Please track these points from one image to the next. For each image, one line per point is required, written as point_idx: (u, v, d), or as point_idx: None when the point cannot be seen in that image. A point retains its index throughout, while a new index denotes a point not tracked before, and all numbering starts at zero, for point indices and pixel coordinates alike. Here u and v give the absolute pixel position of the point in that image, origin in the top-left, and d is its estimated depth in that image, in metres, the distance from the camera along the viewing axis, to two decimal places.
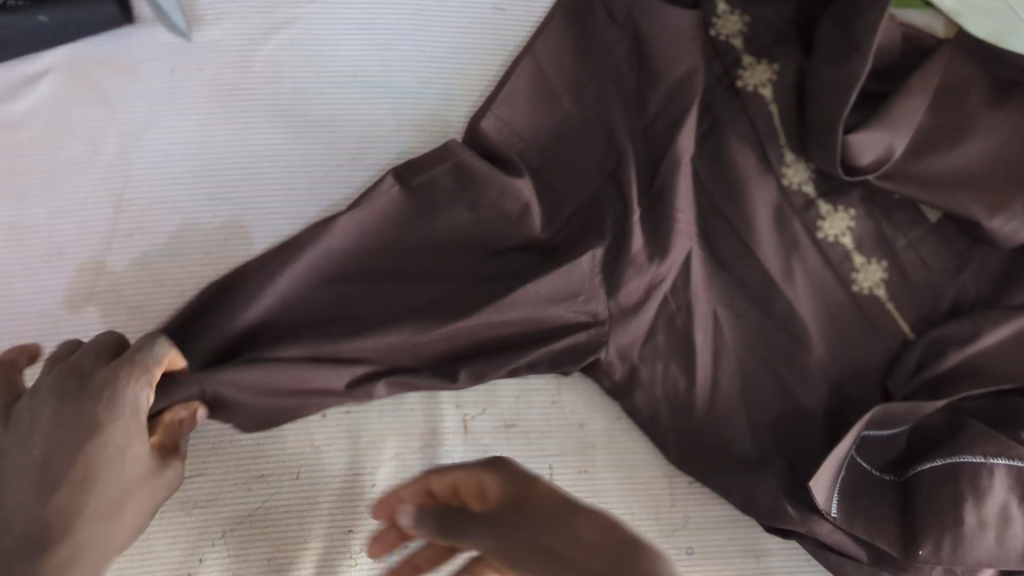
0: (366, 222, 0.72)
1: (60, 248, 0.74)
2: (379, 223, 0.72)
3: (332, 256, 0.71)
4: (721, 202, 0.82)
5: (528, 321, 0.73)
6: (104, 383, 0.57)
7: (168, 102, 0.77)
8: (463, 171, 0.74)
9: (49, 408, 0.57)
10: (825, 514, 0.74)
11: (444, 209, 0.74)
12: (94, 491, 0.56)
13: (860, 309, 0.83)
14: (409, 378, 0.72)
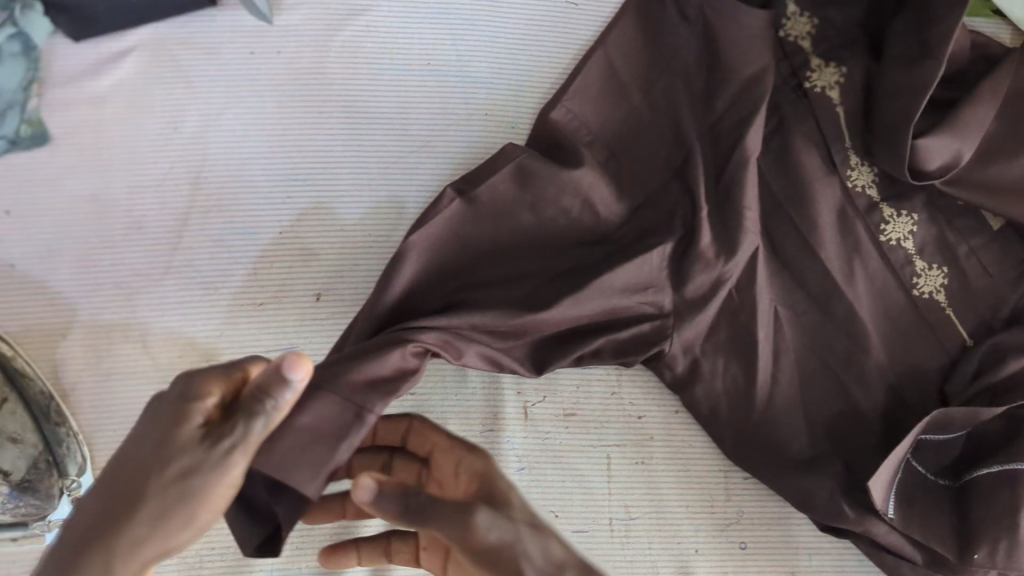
0: (439, 233, 0.74)
1: (140, 222, 0.77)
2: (451, 234, 0.74)
3: (410, 275, 0.73)
4: (782, 202, 0.83)
5: (602, 312, 0.76)
6: (188, 381, 0.53)
7: (247, 83, 0.79)
8: (524, 171, 0.77)
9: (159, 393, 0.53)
10: (882, 514, 0.75)
11: (513, 205, 0.77)
12: (156, 481, 0.51)
13: (920, 314, 0.84)
14: (495, 354, 0.74)
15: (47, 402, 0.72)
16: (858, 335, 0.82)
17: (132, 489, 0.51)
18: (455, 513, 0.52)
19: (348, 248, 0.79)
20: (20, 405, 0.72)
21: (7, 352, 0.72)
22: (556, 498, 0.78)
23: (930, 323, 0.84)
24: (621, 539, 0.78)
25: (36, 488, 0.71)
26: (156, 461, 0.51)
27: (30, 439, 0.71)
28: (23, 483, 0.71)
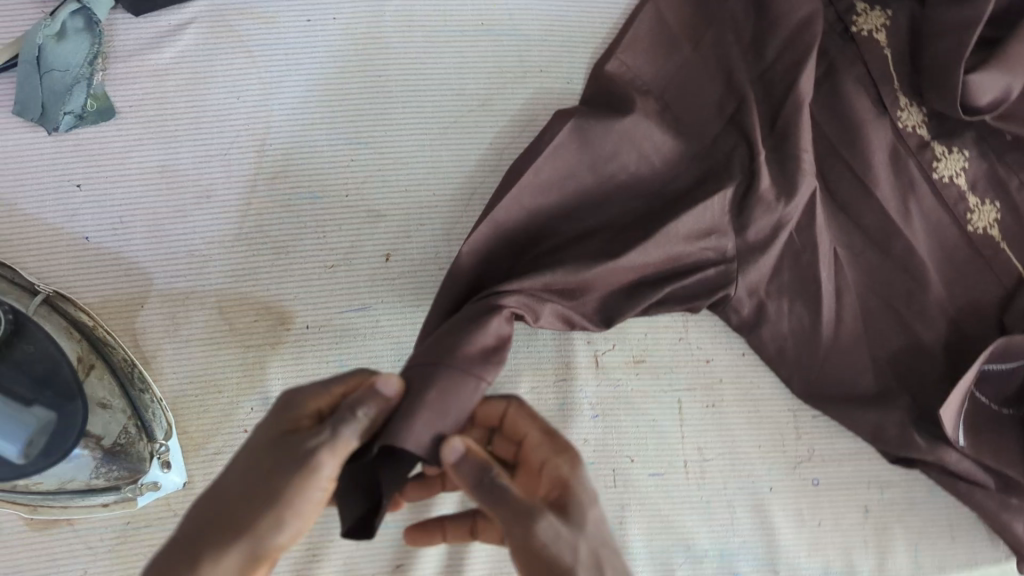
0: (502, 212, 0.74)
1: (210, 191, 0.78)
2: (515, 210, 0.74)
3: (476, 252, 0.73)
4: (836, 145, 0.84)
5: (669, 259, 0.76)
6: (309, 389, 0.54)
7: (306, 51, 0.80)
8: (583, 133, 0.76)
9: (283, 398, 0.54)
10: (955, 444, 0.77)
11: (573, 164, 0.76)
12: (271, 472, 0.50)
13: (975, 248, 0.85)
14: (570, 313, 0.76)
15: (131, 368, 0.73)
16: (918, 272, 0.82)
17: (227, 495, 0.51)
18: (524, 512, 0.50)
19: (414, 208, 0.79)
20: (105, 372, 0.72)
21: (88, 323, 0.72)
22: (632, 444, 0.79)
23: (984, 255, 0.85)
24: (698, 481, 0.80)
25: (127, 453, 0.72)
26: (251, 466, 0.51)
27: (117, 405, 0.72)
28: (114, 450, 0.72)
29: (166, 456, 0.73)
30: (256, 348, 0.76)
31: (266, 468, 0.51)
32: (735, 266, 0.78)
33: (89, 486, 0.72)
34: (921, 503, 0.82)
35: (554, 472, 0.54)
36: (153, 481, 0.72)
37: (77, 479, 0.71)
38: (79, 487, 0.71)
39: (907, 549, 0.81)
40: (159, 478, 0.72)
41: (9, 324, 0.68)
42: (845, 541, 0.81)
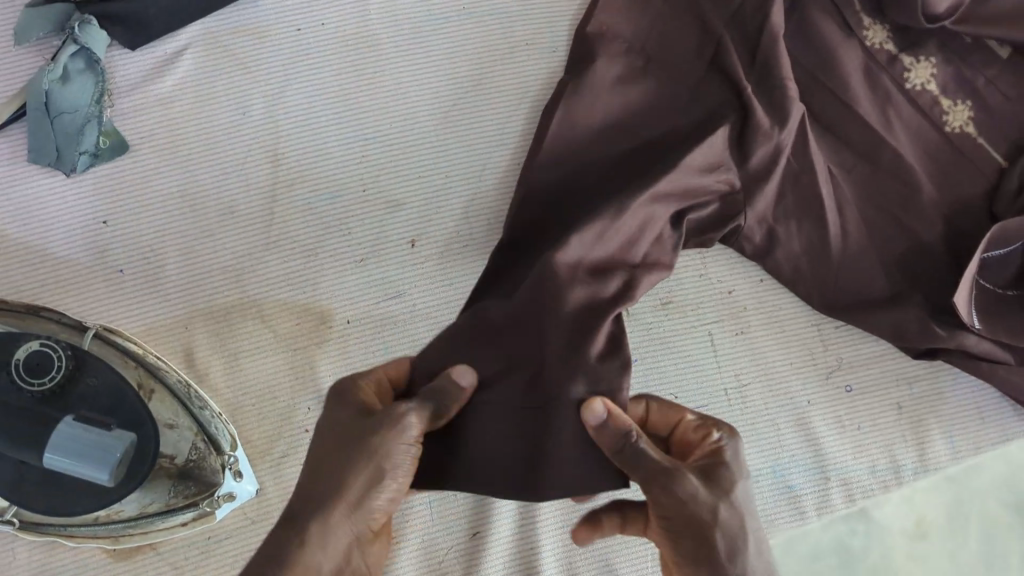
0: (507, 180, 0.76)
1: (232, 206, 0.80)
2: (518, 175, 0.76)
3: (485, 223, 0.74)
4: (814, 72, 0.89)
5: (682, 195, 0.76)
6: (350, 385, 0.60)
7: (302, 59, 0.83)
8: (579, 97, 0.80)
9: (329, 404, 0.59)
10: (971, 327, 0.81)
11: (567, 132, 0.78)
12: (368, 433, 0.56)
13: (956, 146, 0.90)
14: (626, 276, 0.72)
15: (190, 388, 0.73)
16: (910, 178, 0.86)
17: (319, 486, 0.56)
18: (669, 468, 0.55)
19: (431, 191, 0.82)
20: (166, 395, 0.73)
21: (138, 350, 0.73)
22: (673, 381, 0.83)
23: (963, 151, 0.90)
24: (740, 404, 0.84)
25: (201, 469, 0.73)
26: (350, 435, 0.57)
27: (184, 424, 0.73)
28: (186, 469, 0.73)
29: (236, 467, 0.73)
30: (303, 349, 0.79)
31: (354, 450, 0.56)
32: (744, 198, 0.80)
33: (169, 506, 0.72)
34: (949, 391, 0.86)
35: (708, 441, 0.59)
36: (229, 491, 0.73)
37: (156, 500, 0.72)
38: (158, 508, 0.72)
39: (943, 436, 0.86)
40: (233, 488, 0.73)
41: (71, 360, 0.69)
42: (886, 438, 0.85)
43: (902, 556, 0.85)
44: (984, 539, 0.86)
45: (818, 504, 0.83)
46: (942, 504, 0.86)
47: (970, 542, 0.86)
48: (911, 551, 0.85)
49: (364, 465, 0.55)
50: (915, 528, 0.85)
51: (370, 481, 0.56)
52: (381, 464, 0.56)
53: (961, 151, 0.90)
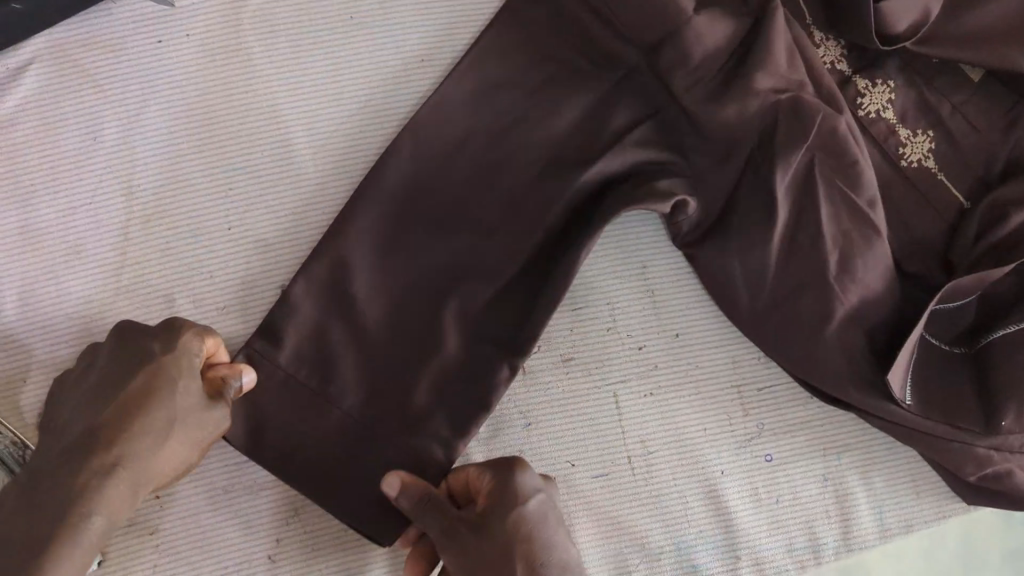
0: (366, 234, 0.74)
1: (80, 247, 0.72)
2: (381, 240, 0.74)
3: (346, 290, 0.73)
4: (734, 203, 0.75)
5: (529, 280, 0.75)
6: (158, 334, 0.61)
7: (161, 76, 0.74)
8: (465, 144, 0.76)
9: (119, 353, 0.61)
10: (901, 402, 0.71)
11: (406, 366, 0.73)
12: (147, 412, 0.57)
13: (909, 183, 0.80)
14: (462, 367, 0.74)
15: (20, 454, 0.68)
16: (750, 248, 0.74)
17: (42, 538, 0.51)
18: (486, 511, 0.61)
19: (302, 231, 0.74)
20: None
21: None
22: (570, 447, 0.75)
23: (873, 210, 0.73)
24: (646, 476, 0.75)
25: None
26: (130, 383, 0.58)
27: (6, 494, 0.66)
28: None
29: None
30: None
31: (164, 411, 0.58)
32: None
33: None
34: (880, 461, 0.78)
35: (493, 488, 0.63)
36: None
37: None
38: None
39: (871, 511, 0.77)
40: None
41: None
42: (806, 514, 0.76)
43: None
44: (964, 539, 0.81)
45: None
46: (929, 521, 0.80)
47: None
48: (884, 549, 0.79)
49: (168, 445, 0.57)
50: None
51: (195, 432, 0.59)
52: (165, 422, 0.57)
53: (862, 208, 0.73)
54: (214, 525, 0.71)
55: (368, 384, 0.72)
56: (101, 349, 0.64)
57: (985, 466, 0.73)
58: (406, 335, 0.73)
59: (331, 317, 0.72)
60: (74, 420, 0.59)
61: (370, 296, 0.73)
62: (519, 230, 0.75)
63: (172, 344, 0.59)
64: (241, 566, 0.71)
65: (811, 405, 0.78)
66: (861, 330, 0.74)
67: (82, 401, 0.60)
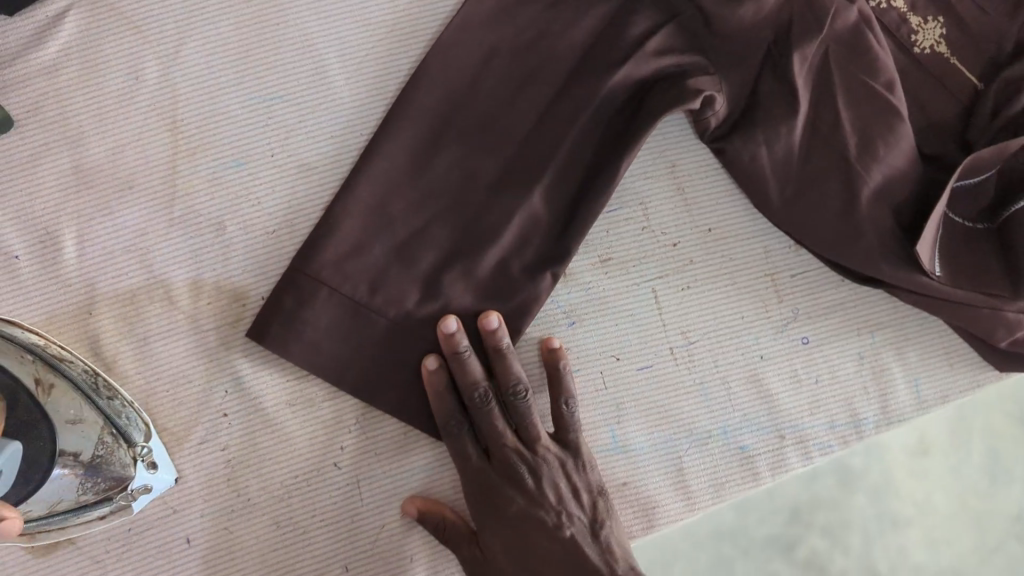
0: (401, 156, 0.76)
1: (131, 182, 0.75)
2: (415, 160, 0.76)
3: (386, 208, 0.76)
4: (756, 100, 0.78)
5: (567, 186, 0.78)
6: None
7: (194, 14, 0.77)
8: (492, 62, 0.78)
9: None
10: (931, 274, 0.75)
11: (453, 275, 0.75)
12: None
13: (923, 69, 0.83)
14: (507, 271, 0.77)
15: (95, 382, 0.71)
16: (774, 140, 0.77)
17: None
18: None
19: (345, 152, 0.78)
20: (65, 390, 0.71)
21: (39, 342, 0.70)
22: (615, 342, 0.78)
23: (892, 91, 0.76)
24: (688, 365, 0.79)
25: (107, 465, 0.72)
26: None
27: (88, 420, 0.71)
28: (96, 459, 0.72)
29: (150, 458, 0.72)
30: (218, 334, 0.74)
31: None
32: (576, 534, 0.71)
33: (77, 504, 0.71)
34: (913, 338, 0.81)
35: None
36: (143, 484, 0.72)
37: (65, 498, 0.71)
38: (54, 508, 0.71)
39: (907, 385, 0.81)
40: (148, 480, 0.72)
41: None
42: (844, 392, 0.80)
43: (904, 471, 1.02)
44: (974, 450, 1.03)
45: (773, 464, 0.78)
46: (945, 426, 1.03)
47: (975, 456, 1.03)
48: (912, 464, 1.02)
49: None
50: (921, 447, 1.02)
51: None
52: None
53: (881, 93, 0.76)
54: (281, 435, 0.74)
55: (419, 292, 0.75)
56: None
57: (1016, 330, 0.77)
58: (449, 246, 0.76)
59: (380, 237, 0.75)
60: None
61: (410, 212, 0.76)
62: (550, 139, 0.77)
63: None
64: (306, 470, 0.75)
65: (844, 287, 0.81)
66: (888, 208, 0.77)
67: None
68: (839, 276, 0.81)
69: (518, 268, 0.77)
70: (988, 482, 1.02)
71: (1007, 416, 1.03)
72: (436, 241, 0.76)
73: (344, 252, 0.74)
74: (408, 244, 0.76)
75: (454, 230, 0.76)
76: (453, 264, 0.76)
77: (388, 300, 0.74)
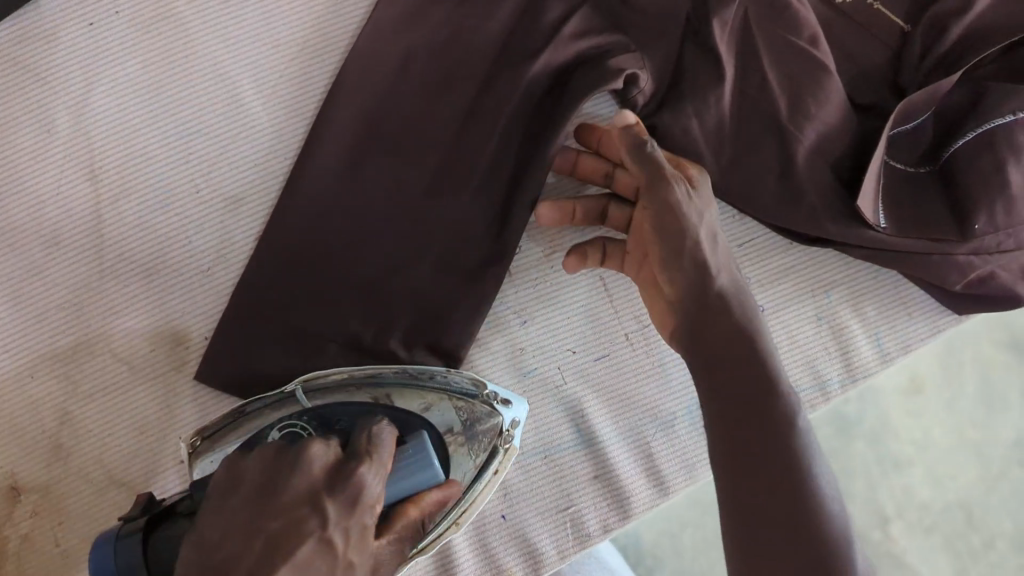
0: (328, 177, 0.75)
1: (56, 237, 0.73)
2: (343, 179, 0.75)
3: (320, 231, 0.75)
4: (682, 72, 0.76)
5: (502, 183, 0.76)
6: (269, 475, 0.51)
7: (101, 57, 0.75)
8: (407, 69, 0.76)
9: (257, 483, 0.51)
10: (875, 227, 0.74)
11: (396, 288, 0.75)
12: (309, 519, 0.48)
13: (847, 19, 0.81)
14: (450, 278, 0.75)
15: (412, 373, 0.71)
16: (705, 110, 0.76)
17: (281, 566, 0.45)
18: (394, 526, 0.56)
19: (271, 178, 0.76)
20: (402, 391, 0.69)
21: (340, 376, 0.70)
22: (571, 336, 0.77)
23: (816, 46, 0.75)
24: (646, 348, 0.78)
25: (480, 422, 0.69)
26: (280, 508, 0.48)
27: (437, 403, 0.69)
28: (468, 428, 0.69)
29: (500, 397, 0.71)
30: (166, 379, 0.74)
31: (274, 524, 0.47)
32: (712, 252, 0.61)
33: (478, 470, 0.69)
34: (868, 292, 0.81)
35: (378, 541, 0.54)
36: (512, 420, 0.70)
37: (468, 466, 0.68)
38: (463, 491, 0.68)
39: (869, 339, 0.80)
40: (513, 416, 0.70)
41: (317, 425, 0.65)
42: (807, 355, 0.79)
43: (899, 414, 1.03)
44: (968, 384, 1.03)
45: None
46: (933, 362, 1.04)
47: (967, 387, 1.03)
48: (907, 403, 1.03)
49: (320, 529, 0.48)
50: (913, 385, 1.04)
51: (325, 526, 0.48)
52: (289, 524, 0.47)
53: (808, 49, 0.75)
54: None
55: (363, 310, 0.74)
56: (250, 473, 0.52)
57: (968, 272, 0.77)
58: (388, 261, 0.75)
59: (318, 261, 0.74)
60: (262, 514, 0.48)
61: (344, 231, 0.75)
62: (478, 137, 0.76)
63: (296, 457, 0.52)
64: None
65: (792, 251, 0.80)
66: (826, 165, 0.76)
67: (262, 509, 0.48)
68: (787, 240, 0.80)
69: (461, 273, 0.75)
70: (988, 415, 1.03)
71: (995, 346, 1.04)
72: (372, 258, 0.74)
73: (285, 280, 0.74)
74: (346, 266, 0.74)
75: (390, 244, 0.75)
76: (395, 278, 0.75)
77: (333, 322, 0.74)
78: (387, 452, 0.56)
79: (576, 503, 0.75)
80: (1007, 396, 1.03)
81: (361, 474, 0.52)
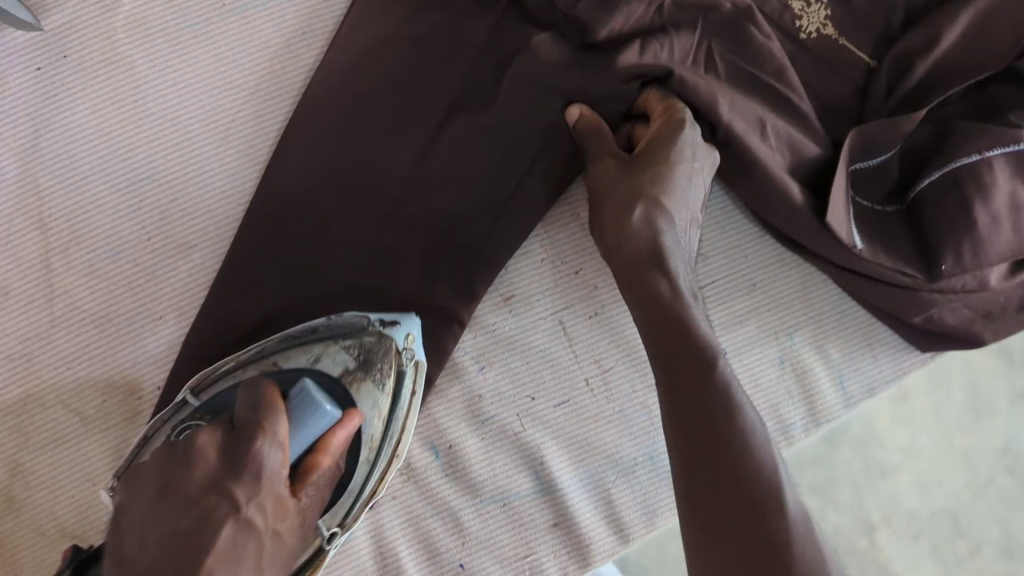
0: (277, 221, 0.73)
1: (5, 288, 0.72)
2: (293, 223, 0.73)
3: (271, 278, 0.73)
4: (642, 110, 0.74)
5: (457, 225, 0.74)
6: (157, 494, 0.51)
7: (50, 102, 0.74)
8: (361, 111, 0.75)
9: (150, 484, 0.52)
10: (850, 248, 0.72)
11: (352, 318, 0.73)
12: (211, 546, 0.48)
13: (812, 55, 0.79)
14: None
15: (293, 333, 0.69)
16: None
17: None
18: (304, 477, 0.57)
19: (223, 224, 0.75)
20: (286, 354, 0.69)
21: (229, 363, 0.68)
22: (528, 382, 0.76)
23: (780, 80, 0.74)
24: (606, 395, 0.77)
25: (374, 352, 0.69)
26: (185, 517, 0.49)
27: (326, 351, 0.69)
28: (364, 361, 0.69)
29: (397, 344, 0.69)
30: (119, 428, 0.73)
31: (177, 523, 0.48)
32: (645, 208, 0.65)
33: (389, 397, 0.70)
34: (831, 332, 0.80)
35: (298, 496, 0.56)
36: (407, 336, 0.70)
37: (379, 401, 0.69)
38: (383, 432, 0.70)
39: (832, 379, 0.79)
40: (407, 328, 0.70)
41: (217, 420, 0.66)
42: (769, 398, 0.78)
43: (887, 420, 1.01)
44: (953, 391, 1.02)
45: None
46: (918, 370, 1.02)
47: (953, 393, 1.02)
48: (892, 411, 1.01)
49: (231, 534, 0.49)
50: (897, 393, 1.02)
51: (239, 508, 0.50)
52: (195, 542, 0.48)
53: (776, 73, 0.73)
54: None
55: None
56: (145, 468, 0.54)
57: (929, 308, 0.76)
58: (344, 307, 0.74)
59: (270, 307, 0.73)
60: (165, 533, 0.49)
61: (295, 277, 0.73)
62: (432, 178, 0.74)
63: (178, 452, 0.52)
64: None
65: (755, 292, 0.79)
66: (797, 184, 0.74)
67: (159, 529, 0.49)
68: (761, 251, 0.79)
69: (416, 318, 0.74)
70: (973, 422, 1.01)
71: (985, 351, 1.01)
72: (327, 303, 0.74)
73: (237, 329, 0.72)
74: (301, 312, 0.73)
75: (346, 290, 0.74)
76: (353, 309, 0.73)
77: None
78: (279, 419, 0.55)
79: (536, 551, 0.74)
80: (991, 402, 1.01)
81: (254, 455, 0.52)
